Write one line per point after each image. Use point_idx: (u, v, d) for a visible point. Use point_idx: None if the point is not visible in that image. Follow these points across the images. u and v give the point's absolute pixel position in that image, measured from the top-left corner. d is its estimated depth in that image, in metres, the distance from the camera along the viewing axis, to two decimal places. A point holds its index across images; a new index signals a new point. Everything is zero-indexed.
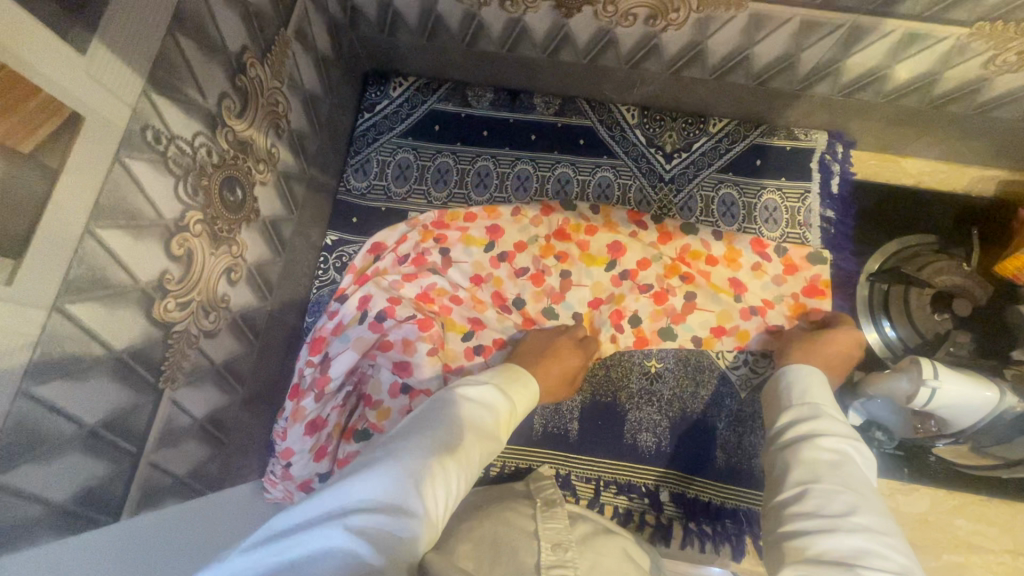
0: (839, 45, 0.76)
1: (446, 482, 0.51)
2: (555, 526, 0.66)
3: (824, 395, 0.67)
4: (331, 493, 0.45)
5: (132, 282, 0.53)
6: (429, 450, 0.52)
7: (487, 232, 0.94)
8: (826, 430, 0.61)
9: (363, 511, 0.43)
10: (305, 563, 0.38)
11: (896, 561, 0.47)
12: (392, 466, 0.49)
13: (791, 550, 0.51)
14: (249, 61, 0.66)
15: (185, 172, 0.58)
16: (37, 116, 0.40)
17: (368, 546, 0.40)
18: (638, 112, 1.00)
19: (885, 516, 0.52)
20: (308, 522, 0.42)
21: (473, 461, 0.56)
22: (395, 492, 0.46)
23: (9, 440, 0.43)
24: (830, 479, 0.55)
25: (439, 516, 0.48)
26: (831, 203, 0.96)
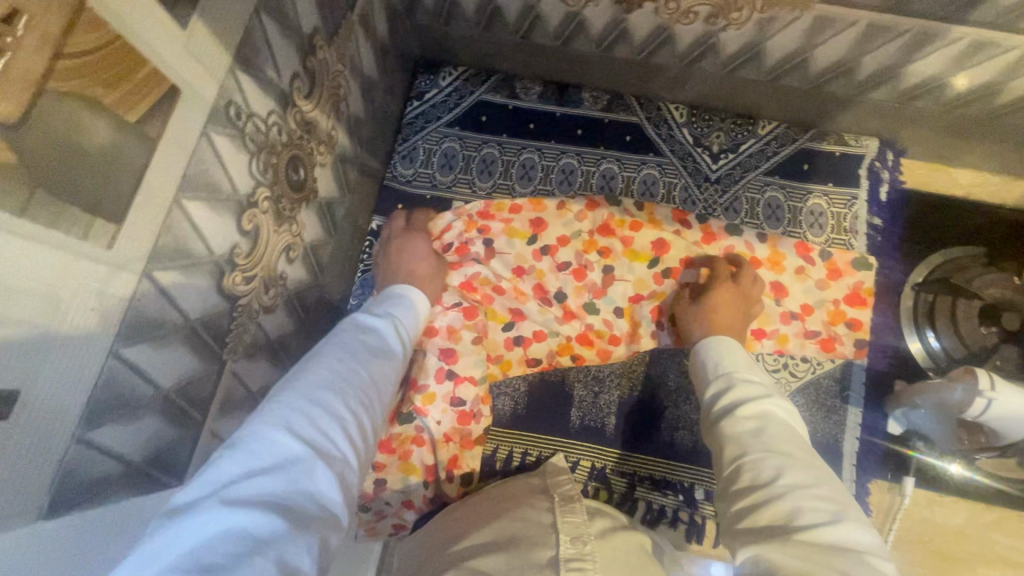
0: (903, 50, 0.75)
1: (332, 418, 0.53)
2: (574, 519, 0.66)
3: (733, 360, 0.71)
4: (199, 479, 0.43)
5: (209, 254, 0.54)
6: (302, 398, 0.53)
7: (530, 224, 0.94)
8: (745, 396, 0.63)
9: (245, 480, 0.43)
10: (199, 550, 0.37)
11: (827, 506, 0.48)
12: (261, 428, 0.48)
13: (739, 526, 0.51)
14: (319, 43, 0.67)
15: (258, 149, 0.59)
16: (144, 86, 0.41)
17: (264, 508, 0.41)
18: (686, 111, 1.00)
19: (812, 464, 0.54)
20: (177, 515, 0.40)
21: (355, 388, 0.59)
22: (273, 450, 0.46)
23: (97, 398, 0.44)
24: (755, 447, 0.56)
25: (331, 447, 0.50)
26: (878, 211, 0.95)
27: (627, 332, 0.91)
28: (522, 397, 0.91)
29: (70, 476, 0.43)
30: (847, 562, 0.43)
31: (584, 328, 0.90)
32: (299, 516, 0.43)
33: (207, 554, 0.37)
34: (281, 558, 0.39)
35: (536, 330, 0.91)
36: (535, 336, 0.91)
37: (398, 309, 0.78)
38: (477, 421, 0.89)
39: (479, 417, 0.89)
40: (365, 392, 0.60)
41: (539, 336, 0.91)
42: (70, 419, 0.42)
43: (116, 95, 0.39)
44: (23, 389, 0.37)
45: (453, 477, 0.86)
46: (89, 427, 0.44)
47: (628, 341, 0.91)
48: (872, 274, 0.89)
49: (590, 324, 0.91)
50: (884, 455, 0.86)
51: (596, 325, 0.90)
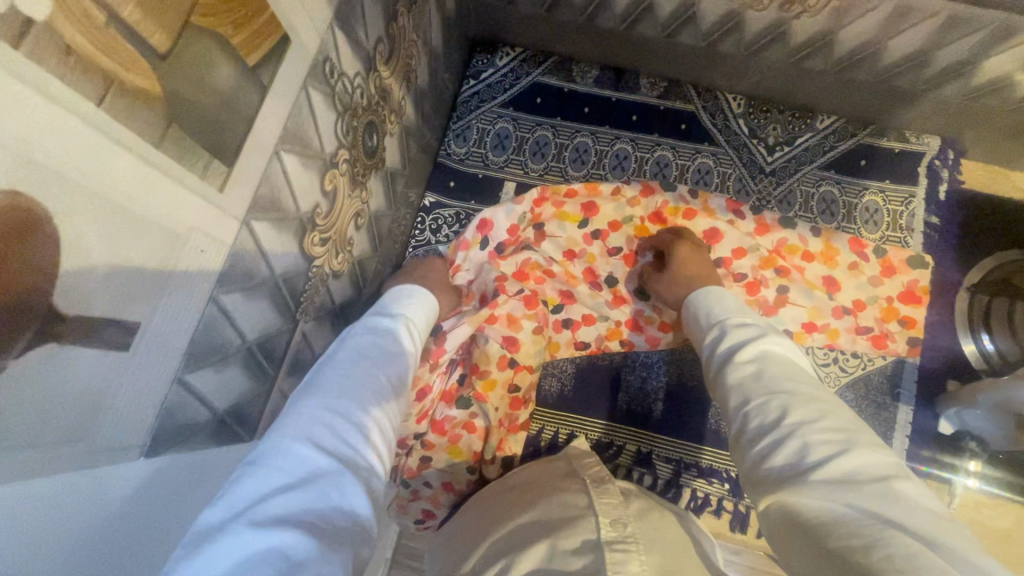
0: (980, 44, 0.74)
1: (356, 427, 0.48)
2: (609, 502, 0.63)
3: (725, 307, 0.69)
4: (221, 501, 0.39)
5: (296, 211, 0.54)
6: (323, 406, 0.48)
7: (583, 209, 0.90)
8: (740, 342, 0.61)
9: (273, 496, 0.38)
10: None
11: (837, 435, 0.45)
12: (282, 441, 0.43)
13: (755, 475, 0.48)
14: (400, 10, 0.67)
15: (343, 110, 0.59)
16: (263, 33, 0.42)
17: (295, 529, 0.37)
18: (744, 102, 0.99)
19: (816, 395, 0.51)
20: (202, 540, 0.36)
21: (377, 393, 0.54)
22: (298, 464, 0.41)
23: (195, 342, 0.44)
24: (758, 392, 0.53)
25: (358, 458, 0.45)
26: (935, 210, 0.94)
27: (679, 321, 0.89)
28: (569, 378, 0.92)
29: (168, 417, 0.44)
30: (869, 494, 0.40)
31: (633, 315, 0.90)
32: (333, 532, 0.39)
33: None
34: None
35: (586, 313, 0.91)
36: (584, 318, 0.91)
37: (420, 305, 0.73)
38: (525, 407, 0.87)
39: (529, 403, 0.88)
40: (387, 397, 0.55)
41: (588, 320, 0.90)
42: (174, 359, 0.42)
43: (241, 38, 0.39)
44: (143, 322, 0.38)
45: (497, 459, 0.84)
46: (187, 370, 0.44)
47: (679, 330, 0.89)
48: (927, 273, 0.87)
49: (639, 311, 0.90)
50: (936, 454, 0.86)
51: (645, 312, 0.90)
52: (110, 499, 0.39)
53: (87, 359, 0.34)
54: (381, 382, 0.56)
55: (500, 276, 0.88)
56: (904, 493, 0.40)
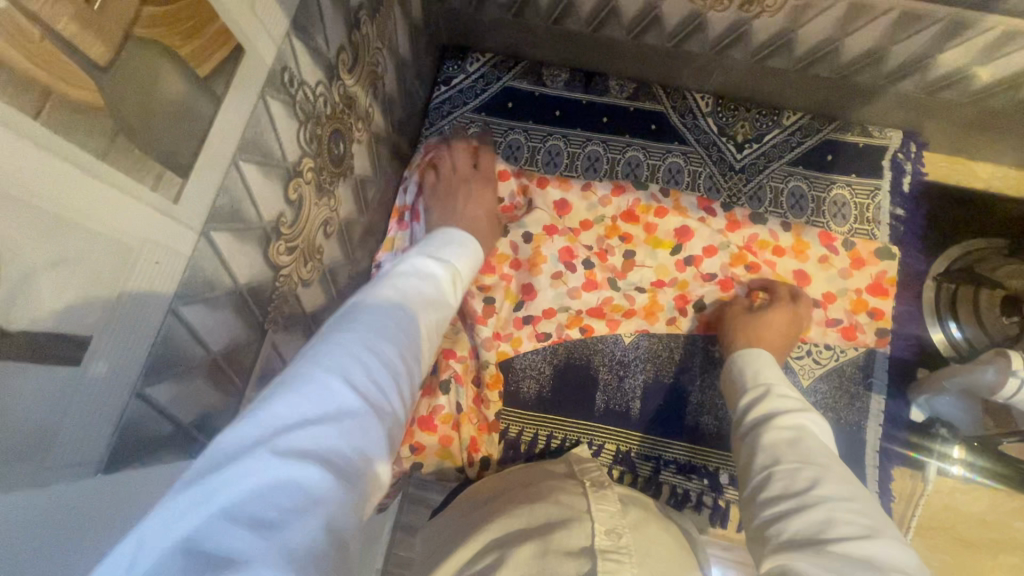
0: (934, 39, 0.76)
1: (389, 370, 0.47)
2: (607, 508, 0.64)
3: (772, 371, 0.71)
4: (249, 417, 0.38)
5: (258, 220, 0.54)
6: (360, 342, 0.47)
7: (554, 205, 0.91)
8: (780, 407, 0.64)
9: (299, 428, 0.38)
10: (248, 503, 0.33)
11: (864, 522, 0.48)
12: (316, 370, 0.42)
13: (766, 531, 0.51)
14: (363, 18, 0.67)
15: (306, 119, 0.59)
16: (214, 42, 0.42)
17: (313, 463, 0.36)
18: (712, 100, 1.01)
19: (850, 480, 0.53)
20: (224, 454, 0.35)
21: (413, 337, 0.53)
22: (328, 399, 0.40)
23: (155, 355, 0.44)
24: (789, 457, 0.57)
25: (385, 401, 0.45)
26: (902, 202, 0.96)
27: (643, 308, 0.90)
28: (547, 379, 0.91)
29: (128, 431, 0.43)
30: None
31: (601, 303, 0.89)
32: (353, 476, 0.38)
33: (256, 509, 0.32)
34: (333, 525, 0.35)
35: (547, 308, 0.89)
36: (546, 313, 0.90)
37: (467, 257, 0.71)
38: (489, 406, 0.88)
39: (489, 403, 0.88)
40: (421, 344, 0.54)
41: (548, 314, 0.89)
42: (131, 372, 0.42)
43: (190, 48, 0.40)
44: (93, 336, 0.37)
45: (473, 460, 0.85)
46: (147, 384, 0.44)
47: (642, 317, 0.91)
48: (895, 264, 0.88)
49: (609, 298, 0.90)
50: (906, 440, 0.87)
51: (615, 299, 0.90)
52: (69, 522, 0.37)
53: (34, 374, 0.33)
54: (419, 328, 0.54)
55: None
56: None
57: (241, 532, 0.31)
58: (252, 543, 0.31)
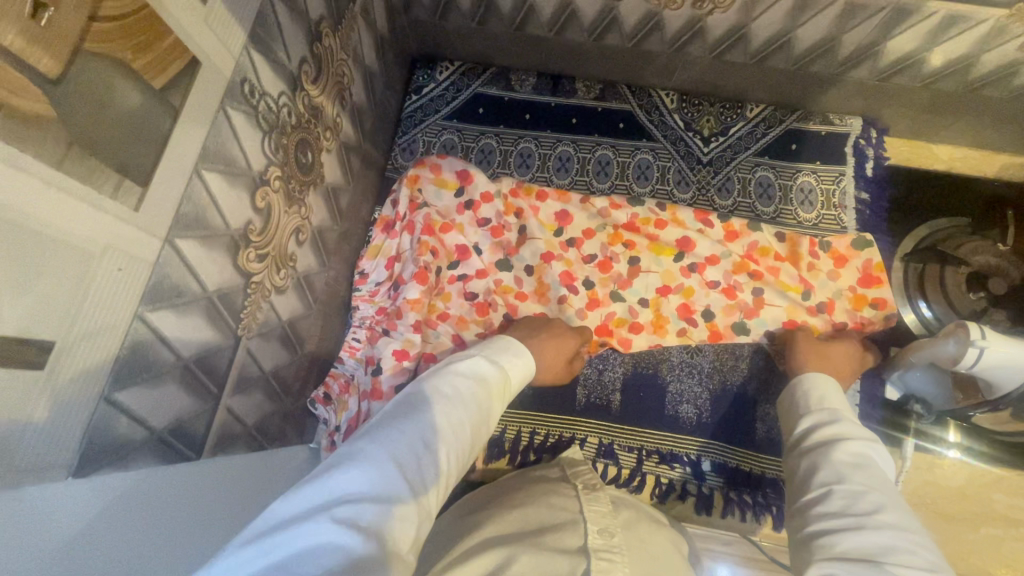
0: (880, 27, 0.79)
1: (434, 467, 0.53)
2: (599, 510, 0.67)
3: (842, 402, 0.73)
4: (317, 487, 0.45)
5: (225, 227, 0.56)
6: (415, 438, 0.53)
7: (555, 218, 0.95)
8: (845, 433, 0.67)
9: (352, 503, 0.44)
10: (301, 560, 0.38)
11: (925, 555, 0.52)
12: (379, 456, 0.50)
13: (823, 541, 0.56)
14: (325, 30, 0.69)
15: (270, 129, 0.61)
16: (168, 55, 0.43)
17: (356, 534, 0.41)
18: (677, 97, 1.03)
19: (907, 513, 0.58)
20: (294, 516, 0.42)
21: (460, 441, 0.58)
22: (382, 483, 0.47)
23: (124, 360, 0.45)
24: (855, 480, 0.60)
25: (424, 491, 0.50)
26: (865, 186, 0.98)
27: (650, 323, 0.92)
28: None
29: (97, 436, 0.44)
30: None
31: (606, 318, 0.92)
32: (388, 555, 0.42)
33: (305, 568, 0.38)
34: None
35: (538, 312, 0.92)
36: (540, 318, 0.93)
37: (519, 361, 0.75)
38: None
39: None
40: (465, 447, 0.59)
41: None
42: (98, 378, 0.43)
43: (144, 61, 0.41)
44: (56, 341, 0.38)
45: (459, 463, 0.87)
46: (117, 388, 0.45)
47: (651, 332, 0.91)
48: (876, 251, 0.90)
49: (612, 312, 0.92)
50: (882, 420, 0.88)
51: (618, 313, 0.92)
52: (53, 522, 0.39)
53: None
54: (466, 432, 0.60)
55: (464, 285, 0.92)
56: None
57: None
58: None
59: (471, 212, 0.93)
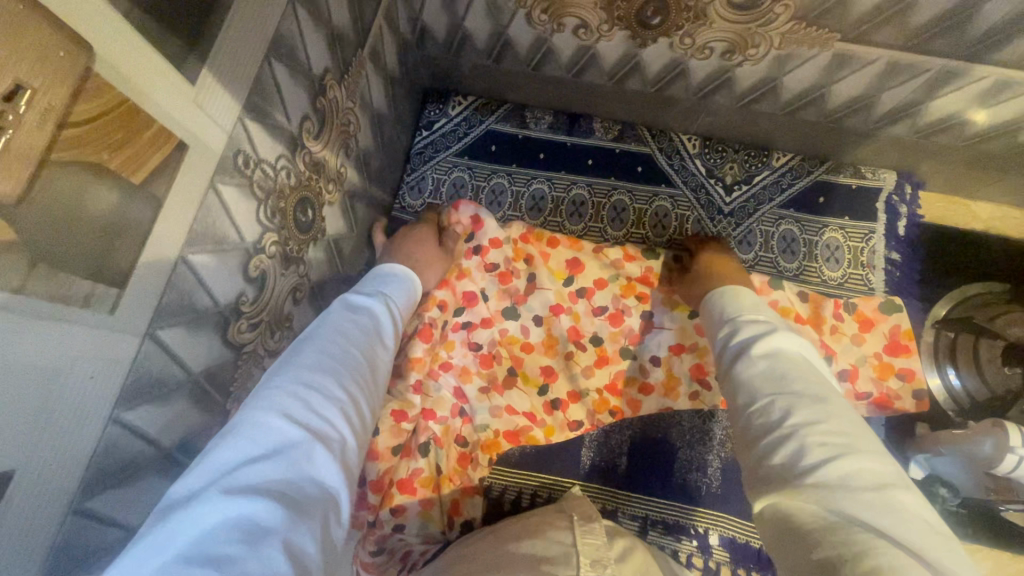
0: (924, 87, 0.74)
1: (330, 401, 0.50)
2: (593, 542, 0.65)
3: (739, 304, 0.68)
4: (191, 471, 0.41)
5: (213, 306, 0.52)
6: (296, 381, 0.50)
7: (567, 265, 0.90)
8: (750, 338, 0.61)
9: (243, 468, 0.41)
10: (201, 544, 0.35)
11: (837, 442, 0.47)
12: (256, 412, 0.45)
13: (759, 471, 0.50)
14: (329, 82, 0.66)
15: (266, 195, 0.57)
16: (149, 146, 0.40)
17: (264, 496, 0.39)
18: (699, 141, 0.98)
19: (822, 396, 0.52)
20: (174, 509, 0.38)
21: (351, 369, 0.56)
22: (275, 435, 0.44)
23: (95, 467, 0.42)
24: (764, 391, 0.54)
25: (331, 427, 0.49)
26: (896, 245, 0.93)
27: (661, 384, 0.87)
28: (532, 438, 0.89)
29: (64, 549, 0.42)
30: (868, 501, 0.42)
31: (614, 377, 0.87)
32: (304, 502, 0.41)
33: (209, 549, 0.35)
34: (288, 547, 0.37)
35: (545, 368, 0.89)
36: (546, 373, 0.89)
37: (399, 286, 0.75)
38: (474, 469, 0.85)
39: (478, 464, 0.86)
40: (361, 372, 0.58)
41: (574, 397, 0.88)
42: (63, 494, 0.40)
43: (121, 158, 0.38)
44: (16, 469, 0.36)
45: (454, 524, 0.82)
46: (87, 497, 0.42)
47: (662, 394, 0.87)
48: (904, 316, 0.86)
49: (621, 371, 0.87)
50: None
51: (627, 373, 0.87)
52: None
53: None
54: (357, 358, 0.58)
55: (466, 333, 0.87)
56: (901, 503, 0.43)
57: (197, 569, 0.33)
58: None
59: (475, 259, 0.89)
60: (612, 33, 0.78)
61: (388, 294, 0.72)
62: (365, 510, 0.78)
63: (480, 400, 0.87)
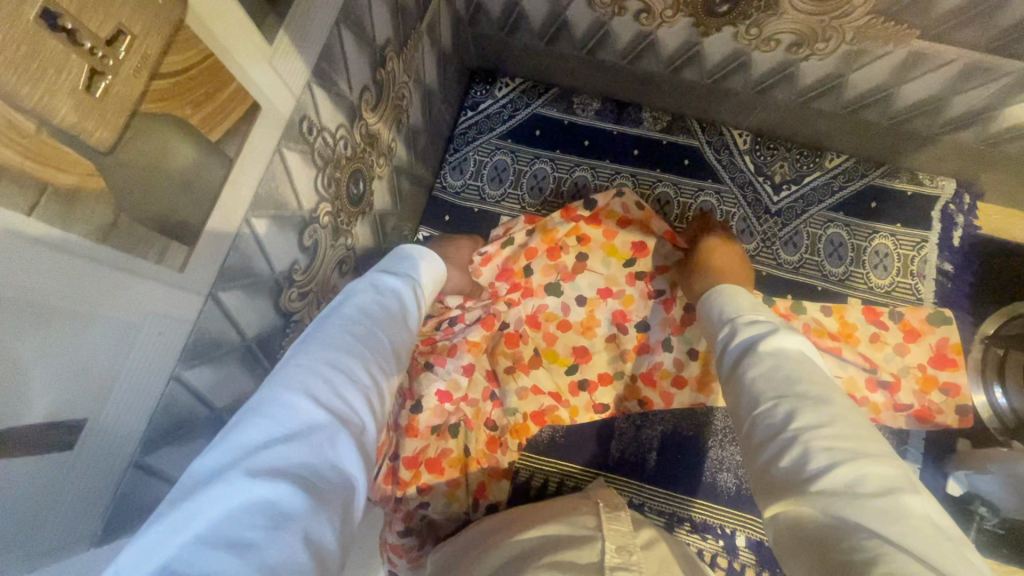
0: (1001, 91, 0.72)
1: (354, 384, 0.48)
2: (619, 529, 0.64)
3: (738, 305, 0.67)
4: (215, 448, 0.39)
5: (269, 271, 0.52)
6: (322, 361, 0.47)
7: (631, 245, 0.89)
8: (752, 340, 0.60)
9: (266, 448, 0.38)
10: (223, 526, 0.33)
11: (841, 446, 0.45)
12: (280, 392, 0.43)
13: (767, 479, 0.48)
14: (389, 54, 0.65)
15: (325, 164, 0.57)
16: (227, 104, 0.39)
17: (287, 481, 0.37)
18: (750, 138, 0.96)
19: (826, 399, 0.50)
20: (197, 486, 0.36)
21: (376, 352, 0.54)
22: (299, 416, 0.41)
23: (158, 421, 0.43)
24: (767, 393, 0.53)
25: (353, 413, 0.46)
26: (949, 256, 0.90)
27: (695, 379, 0.85)
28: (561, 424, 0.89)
29: (125, 500, 0.42)
30: (872, 507, 0.40)
31: (650, 367, 0.86)
32: (326, 491, 0.39)
33: (232, 531, 0.33)
34: (308, 537, 0.35)
35: (583, 350, 0.88)
36: (581, 355, 0.87)
37: (428, 266, 0.72)
38: (504, 452, 0.85)
39: (507, 448, 0.86)
40: (385, 355, 0.55)
41: (605, 379, 0.88)
42: (126, 448, 0.40)
43: (202, 116, 0.37)
44: (89, 418, 0.36)
45: (479, 505, 0.82)
46: (146, 452, 0.43)
47: (695, 389, 0.85)
48: (954, 329, 0.83)
49: (659, 362, 0.86)
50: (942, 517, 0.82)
51: (664, 365, 0.86)
52: None
53: (30, 466, 0.33)
54: (382, 340, 0.55)
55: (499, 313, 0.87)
56: (909, 507, 0.40)
57: (218, 554, 0.31)
58: (231, 564, 0.31)
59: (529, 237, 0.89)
60: (675, 19, 0.76)
61: (413, 275, 0.69)
62: (394, 486, 0.78)
63: (507, 382, 0.85)
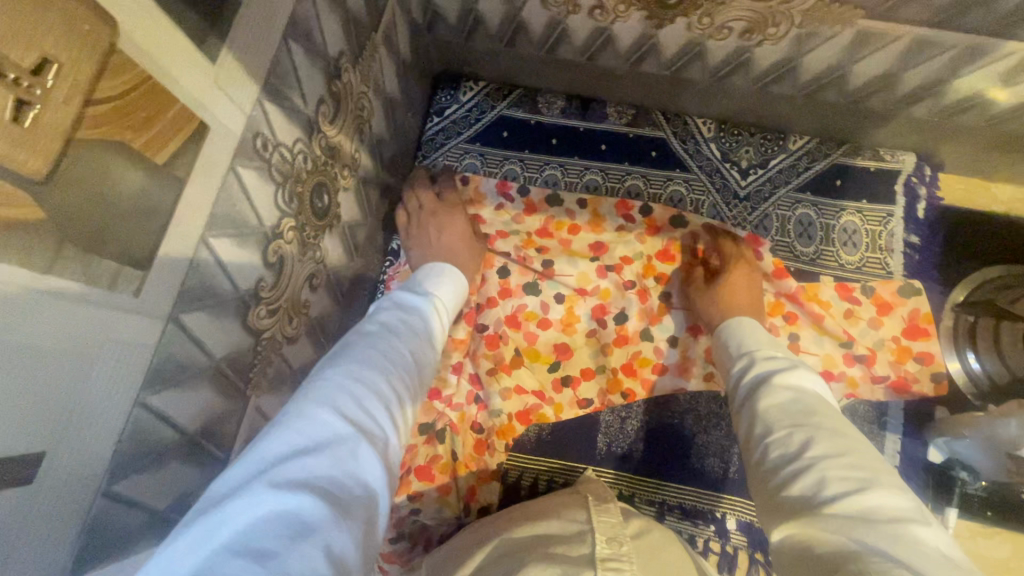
0: (949, 64, 0.73)
1: (378, 400, 0.48)
2: (608, 520, 0.64)
3: (756, 339, 0.68)
4: (240, 463, 0.38)
5: (233, 290, 0.52)
6: (346, 378, 0.47)
7: (590, 247, 0.91)
8: (769, 372, 0.61)
9: (291, 459, 0.38)
10: (246, 536, 0.32)
11: (858, 475, 0.46)
12: (306, 406, 0.43)
13: (773, 502, 0.49)
14: (344, 65, 0.65)
15: (284, 179, 0.57)
16: (172, 125, 0.39)
17: (311, 493, 0.36)
18: (714, 126, 0.97)
19: (840, 430, 0.51)
20: (221, 499, 0.36)
21: (399, 372, 0.53)
22: (324, 428, 0.41)
23: (124, 449, 0.42)
24: (783, 422, 0.54)
25: (377, 427, 0.45)
26: (915, 228, 0.92)
27: (675, 365, 0.87)
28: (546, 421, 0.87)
29: (95, 533, 0.42)
30: (882, 532, 0.41)
31: (630, 357, 0.88)
32: (349, 504, 0.38)
33: (254, 540, 0.32)
34: (330, 549, 0.34)
35: (563, 347, 0.88)
36: (561, 351, 0.88)
37: (445, 287, 0.73)
38: (492, 454, 0.85)
39: (495, 450, 0.85)
40: (408, 374, 0.55)
41: (587, 374, 0.88)
42: (93, 478, 0.40)
43: (144, 139, 0.37)
44: (47, 451, 0.36)
45: (471, 509, 0.83)
46: (113, 481, 0.42)
47: (676, 374, 0.87)
48: (923, 300, 0.86)
49: (637, 352, 0.88)
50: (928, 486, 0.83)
51: (643, 354, 0.87)
52: None
53: None
54: (403, 359, 0.55)
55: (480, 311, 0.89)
56: (919, 538, 0.40)
57: (241, 564, 0.31)
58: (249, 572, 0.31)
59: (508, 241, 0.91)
60: (629, 13, 0.77)
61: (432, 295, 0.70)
62: None
63: (491, 384, 0.86)
